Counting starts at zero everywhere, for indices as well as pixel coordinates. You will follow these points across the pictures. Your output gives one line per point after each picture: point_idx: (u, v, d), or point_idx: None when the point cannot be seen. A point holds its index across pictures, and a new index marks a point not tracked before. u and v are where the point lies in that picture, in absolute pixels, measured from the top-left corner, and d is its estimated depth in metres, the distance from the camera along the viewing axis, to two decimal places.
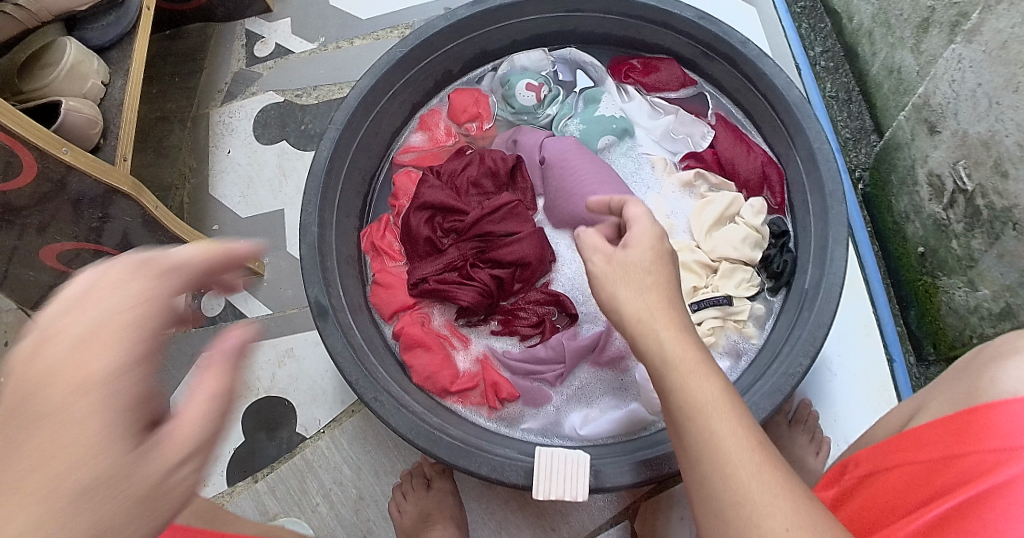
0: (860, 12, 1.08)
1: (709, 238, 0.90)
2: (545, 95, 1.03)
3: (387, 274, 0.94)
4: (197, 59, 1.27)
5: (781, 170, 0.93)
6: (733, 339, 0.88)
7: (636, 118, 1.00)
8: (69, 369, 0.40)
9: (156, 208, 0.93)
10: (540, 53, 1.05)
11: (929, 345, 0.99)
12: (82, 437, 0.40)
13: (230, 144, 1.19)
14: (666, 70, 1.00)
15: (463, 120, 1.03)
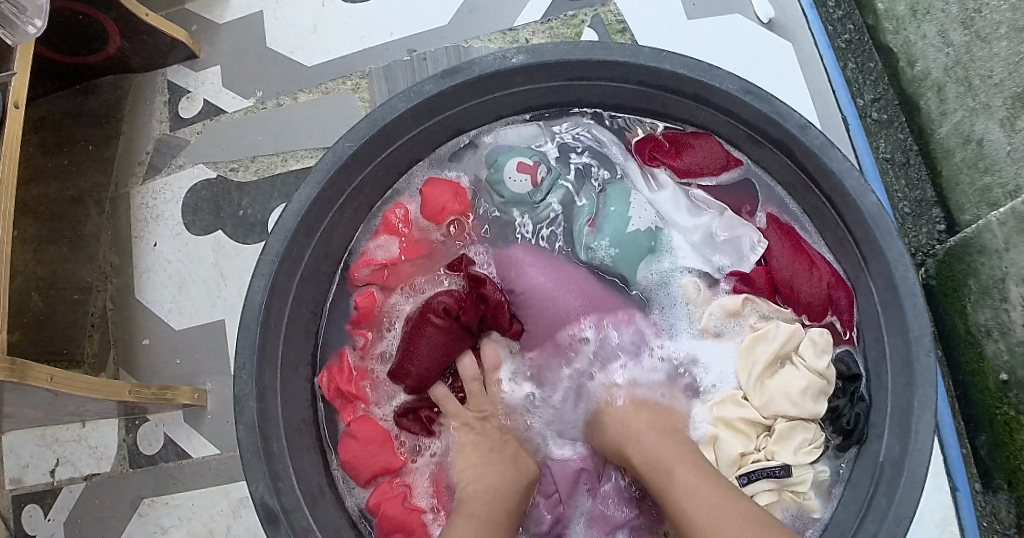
0: (927, 60, 0.89)
1: (761, 388, 0.76)
2: (542, 177, 0.85)
3: (365, 427, 0.79)
4: (114, 120, 1.04)
5: (850, 290, 0.79)
6: (791, 514, 0.75)
7: (671, 216, 0.85)
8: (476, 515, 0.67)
9: (49, 380, 0.76)
10: (533, 128, 0.87)
11: (1001, 477, 0.85)
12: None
13: (156, 234, 0.99)
14: (701, 149, 0.84)
15: (443, 221, 0.85)
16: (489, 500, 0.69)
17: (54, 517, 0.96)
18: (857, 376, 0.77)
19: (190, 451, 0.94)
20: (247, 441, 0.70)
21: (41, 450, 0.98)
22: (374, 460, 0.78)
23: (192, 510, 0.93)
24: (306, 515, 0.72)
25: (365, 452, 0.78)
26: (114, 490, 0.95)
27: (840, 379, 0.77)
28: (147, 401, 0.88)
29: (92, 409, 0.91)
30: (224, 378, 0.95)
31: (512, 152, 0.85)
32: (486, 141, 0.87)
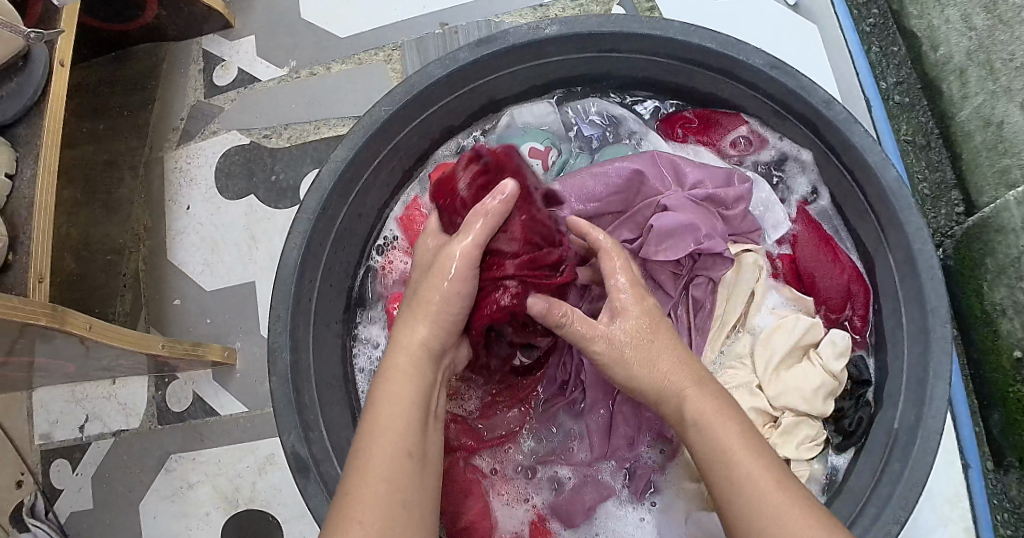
0: (951, 44, 0.90)
1: (776, 378, 0.76)
2: (552, 161, 0.90)
3: None
4: (148, 87, 1.06)
5: (869, 286, 0.81)
6: None
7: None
8: (405, 356, 0.59)
9: (88, 328, 0.79)
10: (545, 105, 0.90)
11: (1012, 455, 0.87)
12: (401, 406, 0.56)
13: (190, 197, 1.02)
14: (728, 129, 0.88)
15: None
16: (438, 314, 0.60)
17: (82, 471, 0.98)
18: (867, 381, 0.79)
19: (217, 408, 0.96)
20: (280, 389, 0.72)
21: (72, 406, 1.00)
22: None
23: (218, 466, 0.95)
24: (334, 465, 0.74)
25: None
26: (143, 446, 0.98)
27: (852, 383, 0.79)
28: (178, 356, 0.90)
29: (123, 364, 0.93)
30: (253, 338, 0.97)
31: (525, 137, 0.89)
32: (500, 124, 0.90)
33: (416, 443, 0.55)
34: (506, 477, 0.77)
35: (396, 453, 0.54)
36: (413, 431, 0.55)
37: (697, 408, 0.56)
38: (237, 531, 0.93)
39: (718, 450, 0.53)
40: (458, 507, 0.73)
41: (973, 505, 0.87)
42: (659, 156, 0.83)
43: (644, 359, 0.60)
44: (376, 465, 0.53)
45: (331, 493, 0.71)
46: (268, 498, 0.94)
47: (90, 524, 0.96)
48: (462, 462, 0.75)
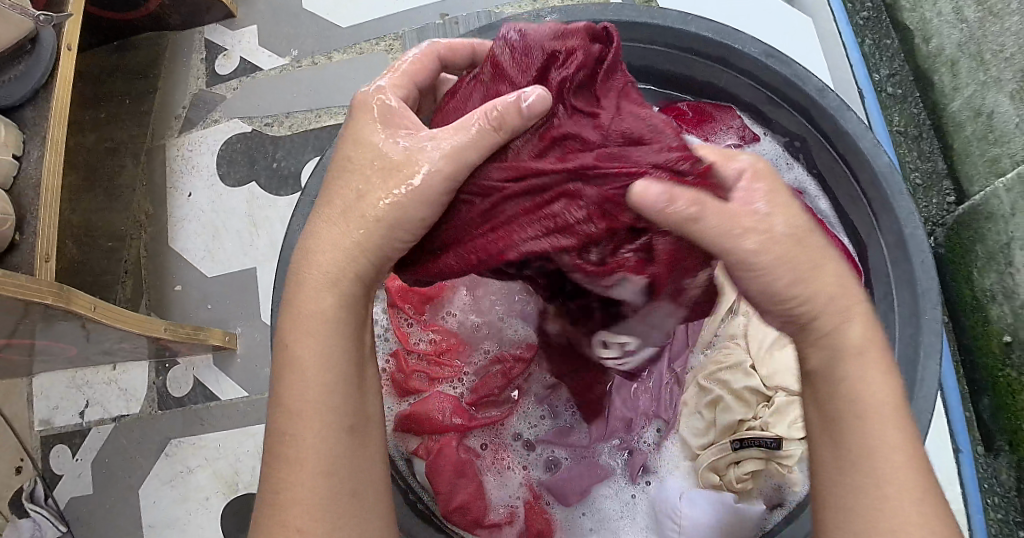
0: (942, 35, 0.92)
1: (770, 358, 0.75)
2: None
3: None
4: (149, 76, 1.07)
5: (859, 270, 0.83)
6: (775, 485, 0.73)
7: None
8: (312, 293, 0.50)
9: (92, 309, 0.80)
10: None
11: (1002, 439, 0.89)
12: (325, 353, 0.49)
13: (191, 185, 1.02)
14: (720, 122, 0.89)
15: None
16: (358, 238, 0.50)
17: (82, 457, 0.99)
18: None
19: (218, 393, 0.97)
20: None
21: (72, 392, 1.01)
22: None
23: (218, 450, 0.96)
24: None
25: (427, 413, 0.76)
26: (143, 431, 0.98)
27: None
28: (179, 340, 0.91)
29: (125, 348, 0.94)
30: (253, 324, 0.98)
31: None
32: None
33: (354, 409, 0.50)
34: (505, 455, 0.78)
35: (327, 406, 0.49)
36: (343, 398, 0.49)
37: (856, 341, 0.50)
38: (237, 515, 0.94)
39: (853, 392, 0.48)
40: (448, 490, 0.73)
41: (964, 488, 0.88)
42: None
43: (810, 262, 0.50)
44: (307, 420, 0.48)
45: None
46: None
47: (90, 508, 0.97)
48: (455, 443, 0.75)
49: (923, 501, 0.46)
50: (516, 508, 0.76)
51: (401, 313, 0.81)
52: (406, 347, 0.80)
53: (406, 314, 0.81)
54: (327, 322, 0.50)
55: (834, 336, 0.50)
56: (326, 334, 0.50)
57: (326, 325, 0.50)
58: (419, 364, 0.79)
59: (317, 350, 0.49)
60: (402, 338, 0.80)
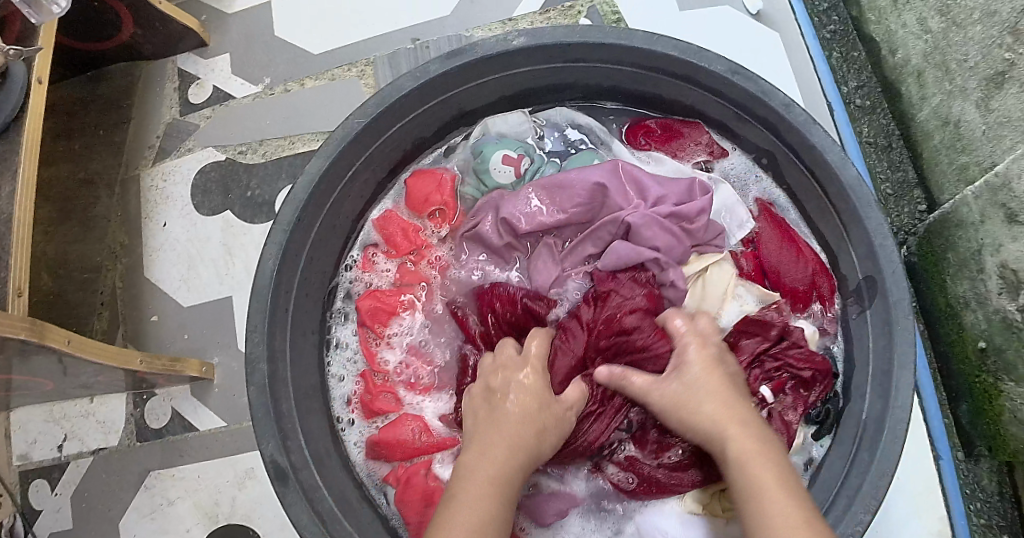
0: (908, 47, 0.93)
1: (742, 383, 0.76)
2: (525, 168, 0.90)
3: (382, 400, 0.84)
4: (123, 106, 1.07)
5: (832, 278, 0.84)
6: None
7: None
8: (478, 473, 0.62)
9: (66, 343, 0.79)
10: (519, 115, 0.91)
11: (982, 445, 0.89)
12: (476, 515, 0.58)
13: (166, 214, 1.02)
14: (689, 137, 0.90)
15: (426, 211, 0.90)
16: (523, 435, 0.65)
17: (61, 491, 0.98)
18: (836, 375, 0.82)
19: (196, 423, 0.96)
20: (257, 398, 0.73)
21: (50, 426, 1.00)
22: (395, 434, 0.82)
23: (198, 481, 0.95)
24: (313, 473, 0.75)
25: (399, 437, 0.82)
26: (123, 463, 0.98)
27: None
28: (156, 371, 0.91)
29: (102, 381, 0.93)
30: (230, 353, 0.97)
31: (499, 145, 0.89)
32: (475, 133, 0.91)
33: None
34: None
35: None
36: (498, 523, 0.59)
37: (739, 448, 0.61)
38: None
39: (745, 485, 0.59)
40: None
41: (947, 495, 0.88)
42: (621, 165, 0.84)
43: (704, 367, 0.68)
44: None
45: (310, 503, 0.72)
46: (248, 512, 0.94)
47: None
48: (422, 472, 0.80)
49: (797, 505, 0.56)
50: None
51: (372, 334, 0.87)
52: (375, 368, 0.86)
53: (376, 334, 0.87)
54: (491, 496, 0.60)
55: (700, 428, 0.64)
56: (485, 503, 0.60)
57: (490, 498, 0.60)
58: (388, 385, 0.86)
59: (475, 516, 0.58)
60: (371, 360, 0.86)
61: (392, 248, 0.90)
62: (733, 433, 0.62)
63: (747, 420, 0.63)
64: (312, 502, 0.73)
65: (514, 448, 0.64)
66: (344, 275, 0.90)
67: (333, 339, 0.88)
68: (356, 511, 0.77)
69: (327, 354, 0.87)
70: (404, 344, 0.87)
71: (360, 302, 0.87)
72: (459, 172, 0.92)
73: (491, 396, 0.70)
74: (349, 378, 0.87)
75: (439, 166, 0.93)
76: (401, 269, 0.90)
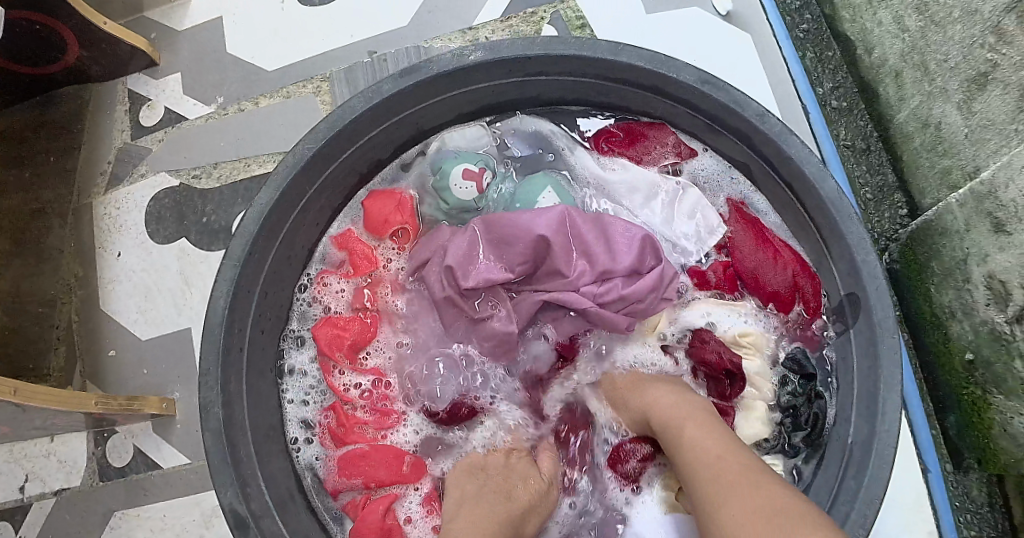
0: (885, 46, 0.89)
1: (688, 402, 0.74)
2: (487, 183, 0.86)
3: (354, 434, 0.80)
4: (74, 131, 1.03)
5: (818, 279, 0.79)
6: None
7: (623, 200, 0.88)
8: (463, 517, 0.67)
9: (12, 393, 0.76)
10: (477, 128, 0.87)
11: (971, 457, 0.86)
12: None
13: (120, 243, 0.98)
14: (654, 140, 0.86)
15: (387, 232, 0.86)
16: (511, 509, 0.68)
17: (24, 534, 0.95)
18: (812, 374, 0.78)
19: (159, 461, 0.93)
20: (212, 445, 0.70)
21: (10, 466, 0.96)
22: (362, 470, 0.79)
23: (163, 521, 0.92)
24: (275, 520, 0.72)
25: (371, 465, 0.79)
26: (86, 504, 0.94)
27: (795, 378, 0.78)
28: (113, 412, 0.87)
29: (59, 422, 0.90)
30: (192, 386, 0.94)
31: (457, 159, 0.85)
32: (432, 149, 0.87)
33: None
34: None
35: None
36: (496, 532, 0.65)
37: (662, 417, 0.68)
38: None
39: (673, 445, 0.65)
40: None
41: (937, 509, 0.86)
42: (572, 213, 0.78)
43: (637, 379, 0.76)
44: None
45: None
46: None
47: None
48: (380, 509, 0.76)
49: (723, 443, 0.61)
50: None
51: (333, 364, 0.83)
52: (342, 398, 0.82)
53: (338, 364, 0.83)
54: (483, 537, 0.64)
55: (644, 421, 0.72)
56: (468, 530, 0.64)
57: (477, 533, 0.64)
58: (359, 415, 0.81)
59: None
60: (336, 391, 0.82)
61: (350, 269, 0.86)
62: (664, 406, 0.69)
63: (674, 396, 0.70)
64: None
65: (503, 504, 0.69)
66: (301, 296, 0.85)
67: (289, 366, 0.84)
68: None
69: (281, 380, 0.83)
70: (371, 373, 0.83)
71: (316, 329, 0.83)
72: (418, 190, 0.88)
73: (473, 471, 0.75)
74: (314, 413, 0.83)
75: (396, 184, 0.88)
76: (359, 292, 0.85)
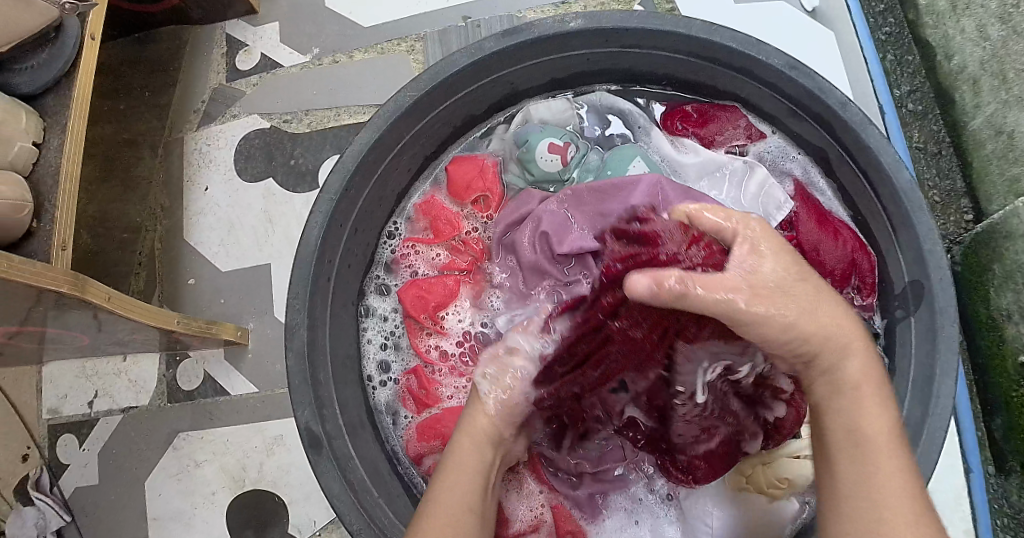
0: (965, 53, 0.93)
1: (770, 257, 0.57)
2: (572, 156, 0.89)
3: (434, 392, 0.84)
4: (169, 69, 1.07)
5: (873, 257, 0.83)
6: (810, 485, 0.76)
7: (693, 181, 0.90)
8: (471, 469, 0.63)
9: (107, 298, 0.80)
10: (562, 102, 0.91)
11: (1014, 460, 0.89)
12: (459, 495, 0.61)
13: (208, 179, 1.03)
14: (726, 121, 0.89)
15: (467, 198, 0.90)
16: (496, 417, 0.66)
17: (89, 447, 0.98)
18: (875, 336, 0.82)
19: (227, 387, 0.97)
20: (295, 365, 0.73)
21: (80, 382, 1.01)
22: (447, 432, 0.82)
23: (226, 446, 0.96)
24: (346, 443, 0.75)
25: (447, 426, 0.82)
26: (152, 423, 0.98)
27: None
28: (191, 333, 0.91)
29: (137, 339, 0.94)
30: (265, 320, 0.98)
31: (543, 133, 0.88)
32: (517, 120, 0.91)
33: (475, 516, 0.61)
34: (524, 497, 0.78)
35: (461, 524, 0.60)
36: (476, 495, 0.62)
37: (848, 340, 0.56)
38: (243, 511, 0.94)
39: (856, 425, 0.56)
40: None
41: (975, 508, 0.88)
42: (663, 182, 0.79)
43: (784, 263, 0.56)
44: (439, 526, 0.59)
45: (342, 473, 0.72)
46: (274, 479, 0.94)
47: (95, 500, 0.97)
48: None
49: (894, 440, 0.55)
50: (543, 515, 0.78)
51: (419, 325, 0.87)
52: (424, 360, 0.86)
53: (423, 324, 0.87)
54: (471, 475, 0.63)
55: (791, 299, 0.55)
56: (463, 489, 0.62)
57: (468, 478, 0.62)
58: (439, 378, 0.85)
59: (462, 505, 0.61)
60: (421, 353, 0.86)
61: (433, 234, 0.90)
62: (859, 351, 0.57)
63: (861, 332, 0.58)
64: (345, 472, 0.72)
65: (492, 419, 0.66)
66: (387, 243, 0.90)
67: (369, 308, 0.88)
68: (386, 484, 0.77)
69: (362, 320, 0.87)
70: (451, 334, 0.86)
71: (401, 292, 0.87)
72: (500, 157, 0.91)
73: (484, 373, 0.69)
74: (397, 371, 0.87)
75: (477, 152, 0.92)
76: (450, 255, 0.90)
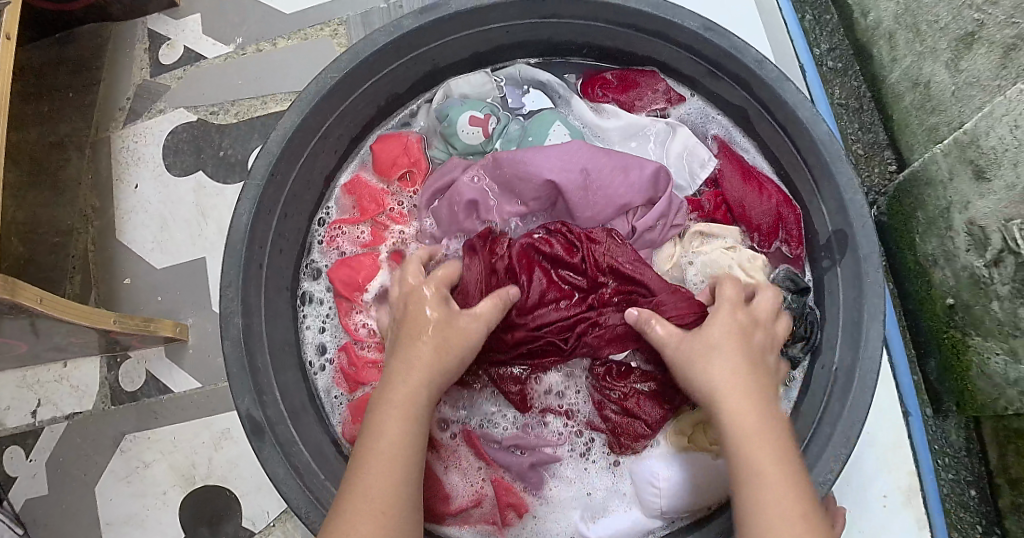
0: (880, 9, 0.94)
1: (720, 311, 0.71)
2: (493, 128, 0.89)
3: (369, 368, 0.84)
4: (93, 68, 1.05)
5: (798, 209, 0.84)
6: None
7: (617, 144, 0.92)
8: (396, 426, 0.63)
9: (39, 301, 0.78)
10: (481, 76, 0.91)
11: (950, 401, 0.91)
12: (391, 454, 0.61)
13: (137, 176, 1.01)
14: (645, 86, 0.90)
15: (394, 175, 0.90)
16: (424, 368, 0.66)
17: (35, 457, 0.96)
18: (805, 289, 0.82)
19: (171, 385, 0.97)
20: (232, 353, 0.73)
21: (21, 392, 0.98)
22: None
23: (174, 444, 0.95)
24: (289, 428, 0.75)
25: None
26: (97, 428, 0.97)
27: (790, 296, 0.82)
28: (131, 331, 0.90)
29: (75, 342, 0.92)
30: (204, 315, 0.98)
31: (464, 106, 0.88)
32: (438, 98, 0.91)
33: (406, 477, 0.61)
34: (463, 465, 0.79)
35: (392, 487, 0.60)
36: (406, 463, 0.62)
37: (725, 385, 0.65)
38: (196, 507, 0.93)
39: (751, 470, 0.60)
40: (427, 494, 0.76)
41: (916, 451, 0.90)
42: (586, 146, 0.82)
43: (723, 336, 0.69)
44: (371, 489, 0.60)
45: (285, 455, 0.72)
46: (224, 473, 0.94)
47: (45, 511, 0.95)
48: None
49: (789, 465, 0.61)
50: (484, 489, 0.79)
51: (349, 303, 0.87)
52: (354, 337, 0.86)
53: (353, 302, 0.87)
54: (402, 431, 0.63)
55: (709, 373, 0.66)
56: (391, 446, 0.62)
57: (399, 433, 0.63)
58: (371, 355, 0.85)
59: (386, 461, 0.61)
60: (351, 330, 0.86)
61: (359, 213, 0.90)
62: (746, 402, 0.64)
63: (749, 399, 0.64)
64: (288, 452, 0.73)
65: (417, 372, 0.66)
66: (317, 229, 0.90)
67: (305, 294, 0.88)
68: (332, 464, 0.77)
69: (301, 307, 0.87)
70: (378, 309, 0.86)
71: (331, 272, 0.87)
72: (423, 134, 0.92)
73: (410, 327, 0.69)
74: (333, 351, 0.87)
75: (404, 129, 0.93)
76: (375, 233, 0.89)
